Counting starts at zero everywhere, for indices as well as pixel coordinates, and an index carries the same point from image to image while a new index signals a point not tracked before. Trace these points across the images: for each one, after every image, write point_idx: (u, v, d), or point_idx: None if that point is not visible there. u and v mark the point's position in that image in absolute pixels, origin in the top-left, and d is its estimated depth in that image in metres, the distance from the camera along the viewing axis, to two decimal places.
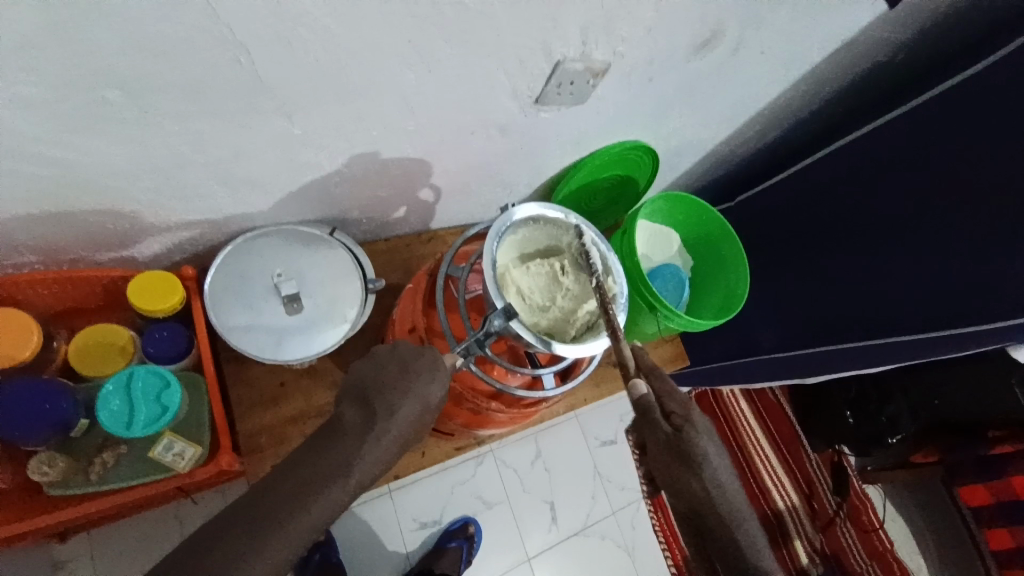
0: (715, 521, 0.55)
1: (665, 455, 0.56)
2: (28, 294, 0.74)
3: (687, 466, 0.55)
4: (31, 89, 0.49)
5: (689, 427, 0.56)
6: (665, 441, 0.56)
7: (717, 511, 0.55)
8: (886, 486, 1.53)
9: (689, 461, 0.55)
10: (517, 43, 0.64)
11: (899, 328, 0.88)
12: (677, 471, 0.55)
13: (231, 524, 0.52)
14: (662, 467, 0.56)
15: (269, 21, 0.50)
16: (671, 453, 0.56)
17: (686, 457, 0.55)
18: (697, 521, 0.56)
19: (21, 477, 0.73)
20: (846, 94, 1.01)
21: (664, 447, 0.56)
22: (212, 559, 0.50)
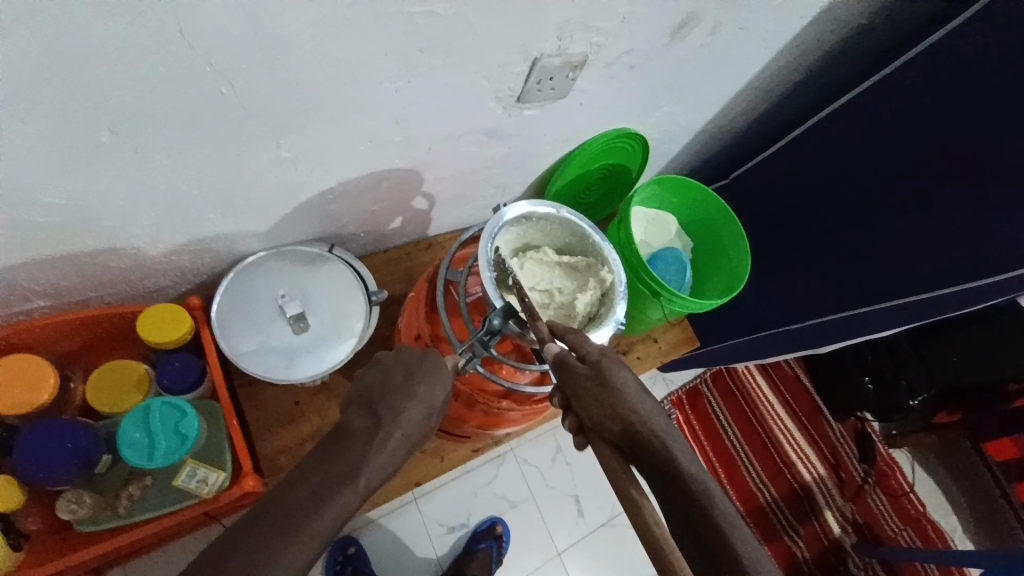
0: (646, 444, 0.54)
1: (593, 398, 0.55)
2: (41, 338, 0.76)
3: (611, 404, 0.55)
4: (23, 138, 0.50)
5: (603, 359, 0.57)
6: (587, 386, 0.56)
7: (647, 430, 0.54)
8: (914, 450, 1.50)
9: (608, 397, 0.55)
10: (494, 46, 0.64)
11: (907, 290, 0.87)
12: (603, 400, 0.55)
13: (243, 535, 0.51)
14: (596, 409, 0.55)
15: (250, 50, 0.51)
16: (593, 395, 0.56)
17: (608, 395, 0.55)
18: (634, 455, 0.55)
19: (50, 519, 0.75)
20: (832, 60, 1.00)
21: (586, 392, 0.56)
22: (231, 563, 0.49)
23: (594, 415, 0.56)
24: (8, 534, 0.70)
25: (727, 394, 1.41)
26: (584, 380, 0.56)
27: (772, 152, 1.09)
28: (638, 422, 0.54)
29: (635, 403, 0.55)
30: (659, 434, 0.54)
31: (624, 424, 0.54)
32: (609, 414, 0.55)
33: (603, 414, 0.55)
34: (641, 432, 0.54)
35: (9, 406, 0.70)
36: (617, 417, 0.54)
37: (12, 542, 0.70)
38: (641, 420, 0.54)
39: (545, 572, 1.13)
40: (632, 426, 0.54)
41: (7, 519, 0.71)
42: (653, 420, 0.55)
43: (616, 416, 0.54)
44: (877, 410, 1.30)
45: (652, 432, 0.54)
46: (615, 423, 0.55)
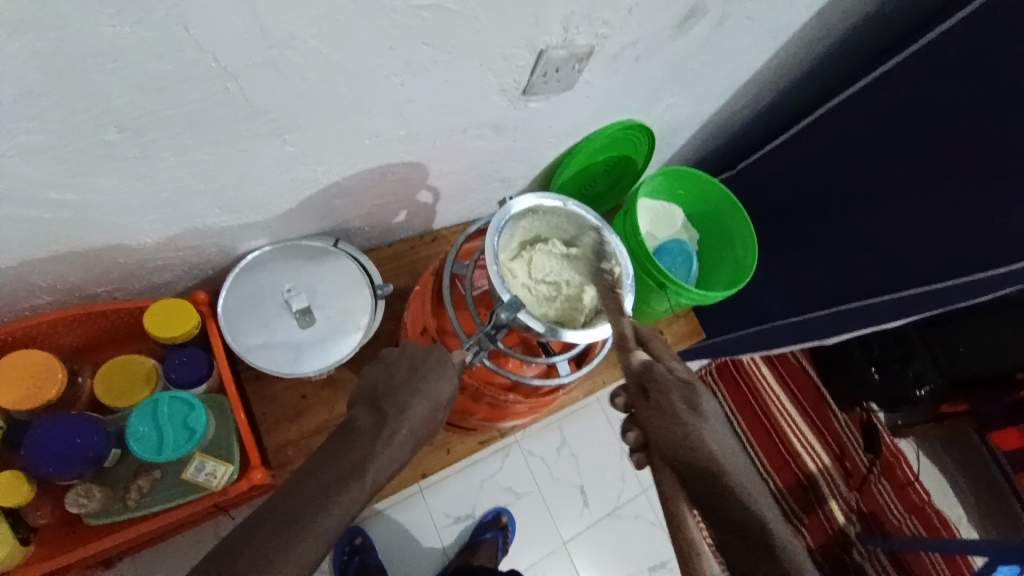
0: (721, 480, 0.57)
1: (674, 425, 0.58)
2: (49, 334, 0.76)
3: (691, 436, 0.57)
4: (28, 136, 0.50)
5: (692, 388, 0.59)
6: (672, 411, 0.58)
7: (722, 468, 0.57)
8: (918, 441, 1.50)
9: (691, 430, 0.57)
10: (499, 39, 0.63)
11: (915, 282, 0.87)
12: (686, 426, 0.57)
13: (253, 531, 0.52)
14: (676, 434, 0.58)
15: (254, 47, 0.51)
16: (677, 424, 0.57)
17: (692, 427, 0.57)
18: (702, 487, 0.58)
19: (60, 511, 0.76)
20: (841, 49, 0.99)
21: (670, 417, 0.58)
22: (242, 560, 0.50)
23: (671, 436, 0.58)
24: (17, 528, 0.71)
25: (732, 385, 1.41)
26: (670, 406, 0.58)
27: (779, 143, 1.08)
28: (713, 457, 0.57)
29: (714, 439, 0.58)
30: (731, 472, 0.58)
31: (702, 455, 0.57)
32: (687, 446, 0.57)
33: (683, 437, 0.57)
34: (715, 468, 0.57)
35: (17, 402, 0.71)
36: (694, 450, 0.57)
37: (19, 535, 0.71)
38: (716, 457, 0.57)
39: (550, 561, 1.14)
40: (708, 459, 0.57)
41: (16, 514, 0.72)
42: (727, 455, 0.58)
43: (693, 447, 0.57)
44: (885, 400, 1.30)
45: (727, 468, 0.57)
46: (693, 450, 0.57)
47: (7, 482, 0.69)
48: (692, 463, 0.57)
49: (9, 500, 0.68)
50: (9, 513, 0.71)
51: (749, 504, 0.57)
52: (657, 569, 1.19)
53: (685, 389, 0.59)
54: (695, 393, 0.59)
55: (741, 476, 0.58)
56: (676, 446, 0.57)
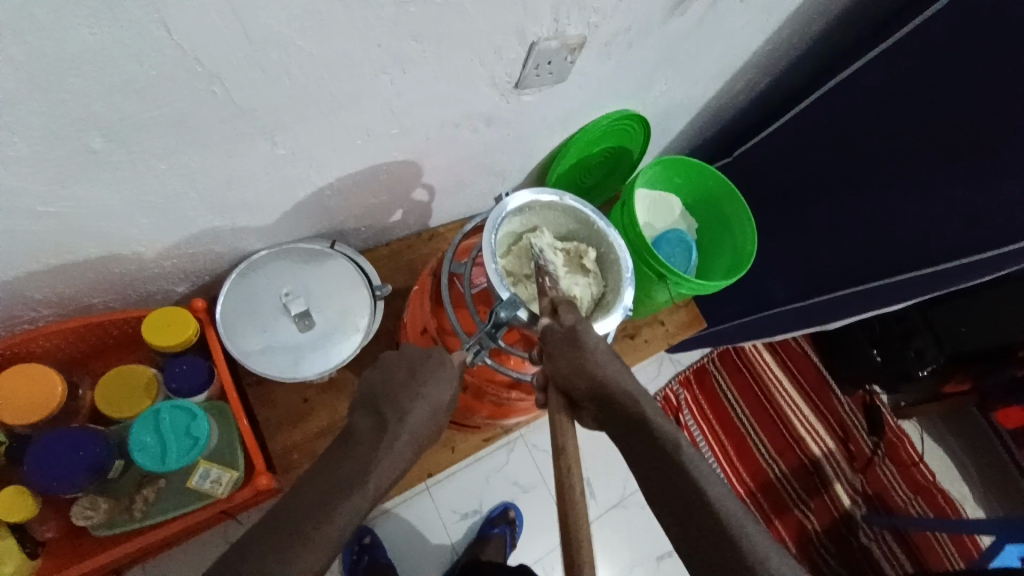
0: (617, 405, 0.62)
1: (567, 364, 0.61)
2: (47, 346, 0.75)
3: (585, 372, 0.61)
4: (11, 145, 0.49)
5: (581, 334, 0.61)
6: (563, 355, 0.61)
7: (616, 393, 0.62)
8: (922, 421, 1.50)
9: (580, 365, 0.61)
10: (488, 30, 0.62)
11: (916, 263, 0.86)
12: (575, 364, 0.61)
13: (257, 539, 0.52)
14: (570, 374, 0.62)
15: (236, 45, 0.50)
16: (567, 363, 0.61)
17: (582, 364, 0.61)
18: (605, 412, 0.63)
19: (66, 524, 0.76)
20: (835, 28, 0.97)
21: (563, 360, 0.61)
22: (248, 568, 0.50)
23: (565, 376, 0.62)
24: (24, 543, 0.72)
25: (735, 370, 1.41)
26: (565, 352, 0.61)
27: (775, 128, 1.07)
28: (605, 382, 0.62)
29: (603, 368, 0.61)
30: (626, 396, 0.62)
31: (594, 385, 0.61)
32: (579, 378, 0.61)
33: (575, 374, 0.61)
34: (607, 391, 0.62)
35: (16, 416, 0.70)
36: (586, 380, 0.62)
37: (26, 550, 0.71)
38: (607, 381, 0.62)
39: (558, 553, 1.14)
40: (600, 386, 0.62)
41: (22, 528, 0.72)
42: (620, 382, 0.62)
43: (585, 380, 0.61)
44: (887, 380, 1.30)
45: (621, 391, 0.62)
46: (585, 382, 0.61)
47: (13, 496, 0.69)
48: (585, 389, 0.62)
49: (14, 514, 0.68)
50: (14, 529, 0.71)
51: (642, 414, 0.61)
52: (666, 557, 1.20)
53: (576, 335, 0.61)
54: (582, 334, 0.61)
55: (636, 397, 0.62)
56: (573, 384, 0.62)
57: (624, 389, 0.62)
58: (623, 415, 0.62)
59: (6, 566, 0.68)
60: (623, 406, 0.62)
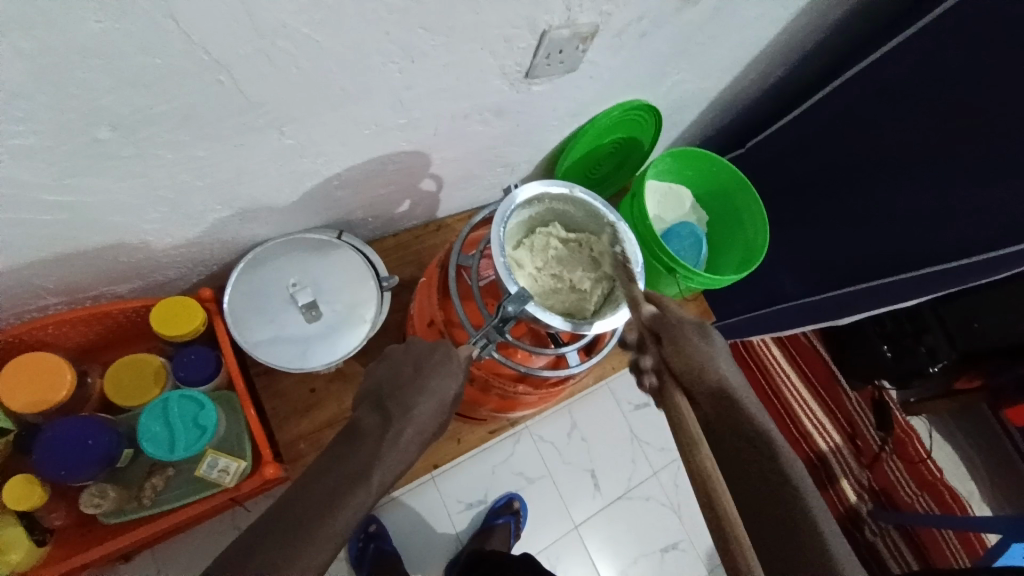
0: (734, 411, 0.59)
1: (689, 356, 0.59)
2: (55, 335, 0.76)
3: (708, 369, 0.59)
4: (21, 139, 0.49)
5: (702, 329, 0.62)
6: (686, 343, 0.60)
7: (733, 397, 0.59)
8: (931, 417, 1.49)
9: (704, 361, 0.59)
10: (499, 19, 0.61)
11: (931, 260, 0.85)
12: (698, 353, 0.59)
13: (266, 534, 0.52)
14: (690, 364, 0.59)
15: (243, 37, 0.49)
16: (689, 358, 0.59)
17: (705, 356, 0.60)
18: (716, 418, 0.60)
19: (75, 513, 0.77)
20: (855, 17, 0.95)
21: (688, 349, 0.59)
22: (255, 562, 0.51)
23: (685, 363, 0.59)
24: (33, 530, 0.72)
25: (742, 365, 1.40)
26: (688, 343, 0.60)
27: (789, 120, 1.05)
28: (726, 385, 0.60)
29: (723, 371, 0.60)
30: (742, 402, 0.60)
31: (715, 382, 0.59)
32: (701, 374, 0.59)
33: (698, 364, 0.59)
34: (731, 395, 0.59)
35: (25, 406, 0.71)
36: (707, 378, 0.59)
37: (36, 537, 0.71)
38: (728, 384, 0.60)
39: (563, 544, 1.15)
40: (722, 386, 0.59)
41: (32, 516, 0.72)
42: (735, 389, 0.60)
43: (706, 374, 0.59)
44: (896, 376, 1.28)
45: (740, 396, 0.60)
46: (706, 375, 0.59)
47: (21, 485, 0.69)
48: (704, 389, 0.59)
49: (23, 504, 0.69)
50: (24, 516, 0.71)
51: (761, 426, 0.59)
52: (670, 550, 1.20)
53: (697, 329, 0.61)
54: (707, 332, 0.62)
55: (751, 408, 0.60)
56: (694, 374, 0.59)
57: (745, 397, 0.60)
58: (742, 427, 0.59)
59: (15, 553, 0.69)
60: (744, 414, 0.59)
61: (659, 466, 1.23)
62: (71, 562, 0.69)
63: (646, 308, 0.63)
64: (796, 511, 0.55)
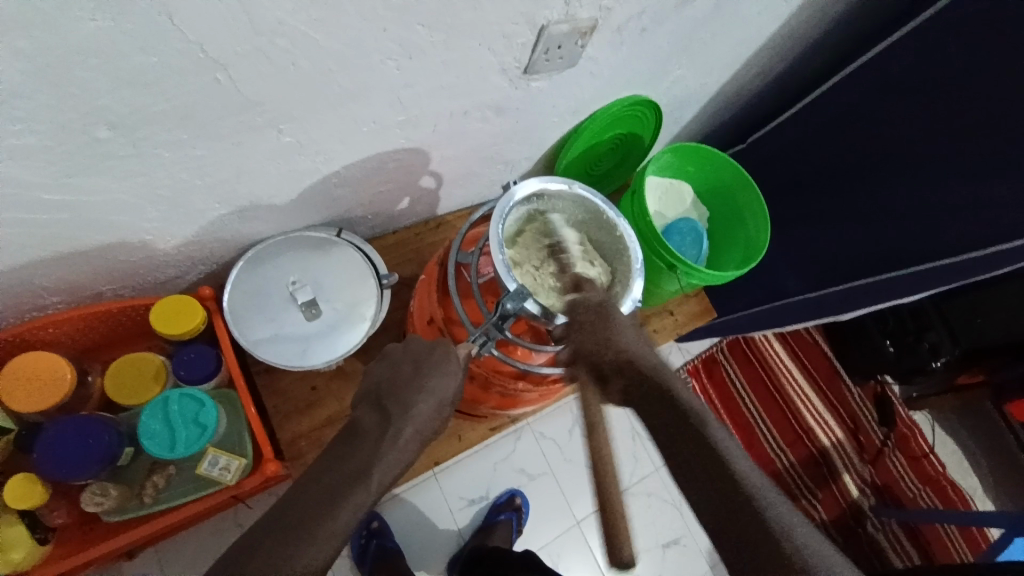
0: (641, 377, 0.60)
1: (593, 332, 0.63)
2: (56, 334, 0.76)
3: (613, 340, 0.62)
4: (21, 138, 0.49)
5: (607, 308, 0.66)
6: (592, 322, 0.64)
7: (639, 363, 0.61)
8: (934, 413, 1.48)
9: (608, 335, 0.63)
10: (497, 15, 0.60)
11: (935, 256, 0.84)
12: (603, 327, 0.63)
13: (266, 533, 0.52)
14: (597, 338, 0.63)
15: (241, 36, 0.49)
16: (595, 335, 0.63)
17: (609, 330, 0.63)
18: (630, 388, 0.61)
19: (77, 512, 0.77)
20: (857, 11, 0.94)
21: (592, 325, 0.64)
22: (253, 564, 0.50)
23: (591, 339, 0.63)
24: (36, 529, 0.72)
25: (745, 361, 1.40)
26: (591, 320, 0.64)
27: (791, 115, 1.04)
28: (634, 353, 0.62)
29: (633, 341, 0.62)
30: (649, 366, 0.61)
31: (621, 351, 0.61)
32: (605, 348, 0.62)
33: (602, 338, 0.63)
34: (637, 363, 0.61)
35: (26, 405, 0.71)
36: (612, 349, 0.62)
37: (37, 536, 0.72)
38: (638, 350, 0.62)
39: (565, 540, 1.15)
40: (626, 355, 0.61)
41: (33, 514, 0.72)
42: (644, 355, 0.62)
43: (611, 347, 0.62)
44: (899, 372, 1.28)
45: (647, 363, 0.61)
46: (611, 347, 0.62)
47: (23, 484, 0.69)
48: (611, 362, 0.62)
49: (25, 502, 0.69)
50: (25, 515, 0.71)
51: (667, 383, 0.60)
52: (672, 545, 1.20)
53: (603, 308, 0.66)
54: (611, 311, 0.65)
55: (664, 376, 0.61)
56: (600, 347, 0.62)
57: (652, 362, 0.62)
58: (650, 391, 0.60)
59: (18, 552, 0.69)
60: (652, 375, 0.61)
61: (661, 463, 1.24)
62: (72, 561, 0.70)
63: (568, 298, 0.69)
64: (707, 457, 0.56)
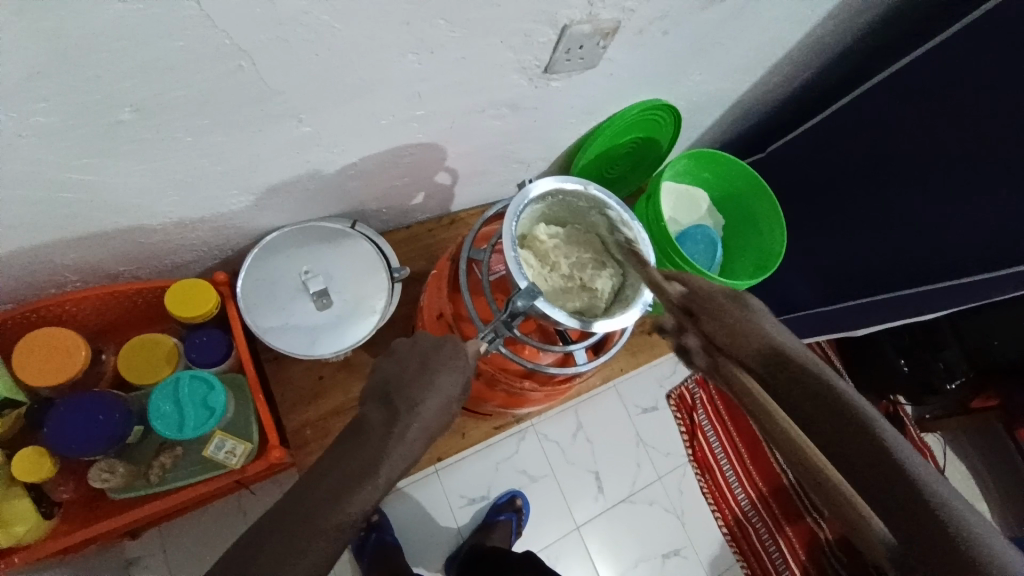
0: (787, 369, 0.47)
1: (722, 323, 0.52)
2: (72, 313, 0.77)
3: (738, 321, 0.52)
4: (43, 117, 0.50)
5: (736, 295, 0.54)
6: (715, 310, 0.54)
7: (783, 352, 0.48)
8: (945, 435, 1.46)
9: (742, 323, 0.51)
10: (519, 14, 0.61)
11: (953, 274, 0.82)
12: (728, 312, 0.53)
13: (273, 530, 0.52)
14: (720, 328, 0.52)
15: (264, 24, 0.49)
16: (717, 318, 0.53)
17: (736, 316, 0.52)
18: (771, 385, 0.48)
19: (82, 489, 0.79)
20: (883, 22, 0.93)
21: (716, 315, 0.53)
22: (261, 558, 0.51)
23: (716, 326, 0.53)
24: (41, 503, 0.73)
25: None
26: (713, 310, 0.54)
27: (810, 126, 1.03)
28: (775, 341, 0.49)
29: (775, 328, 0.51)
30: (795, 352, 0.48)
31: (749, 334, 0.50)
32: (739, 334, 0.51)
33: (728, 325, 0.52)
34: (785, 351, 0.48)
35: (39, 379, 0.72)
36: (743, 339, 0.50)
37: (41, 510, 0.72)
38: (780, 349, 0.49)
39: (564, 544, 1.14)
40: (768, 343, 0.49)
41: (40, 489, 0.74)
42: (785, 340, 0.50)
43: (738, 332, 0.51)
44: (912, 392, 1.26)
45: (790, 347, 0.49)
46: (735, 332, 0.51)
47: (31, 458, 0.70)
48: (748, 348, 0.50)
49: (33, 476, 0.70)
50: (31, 488, 0.72)
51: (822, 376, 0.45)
52: (672, 557, 1.19)
53: (731, 296, 0.54)
54: (745, 298, 0.54)
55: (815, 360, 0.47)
56: (728, 337, 0.51)
57: (805, 353, 0.48)
58: (804, 387, 0.45)
59: (21, 526, 0.69)
60: (819, 381, 0.45)
61: (664, 473, 1.23)
62: (71, 538, 0.69)
63: (673, 290, 0.60)
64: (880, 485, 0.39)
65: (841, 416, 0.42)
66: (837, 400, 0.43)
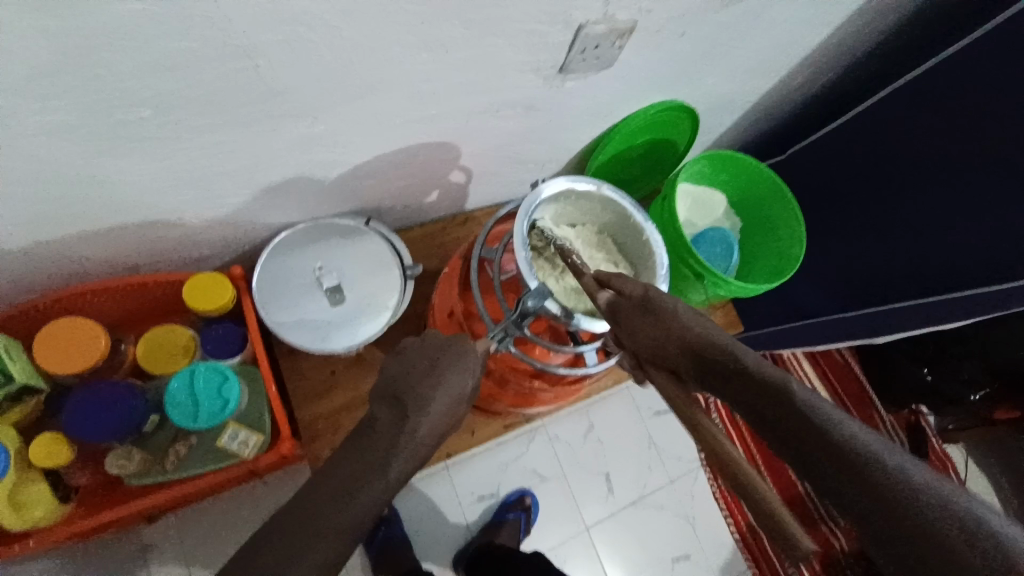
0: (714, 366, 0.46)
1: (639, 325, 0.53)
2: (94, 303, 0.80)
3: (652, 319, 0.52)
4: (64, 113, 0.51)
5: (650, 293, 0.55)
6: (629, 313, 0.54)
7: (707, 347, 0.47)
8: (968, 447, 1.41)
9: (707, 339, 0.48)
10: (534, 13, 0.60)
11: (978, 283, 0.80)
12: (643, 313, 0.53)
13: (280, 530, 0.53)
14: (635, 333, 0.53)
15: (279, 23, 0.50)
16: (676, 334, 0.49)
17: (648, 314, 0.53)
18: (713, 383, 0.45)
19: (100, 474, 0.80)
20: (911, 22, 0.90)
21: (633, 316, 0.54)
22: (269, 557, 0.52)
23: (635, 329, 0.53)
24: (58, 487, 0.76)
25: None
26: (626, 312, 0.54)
27: (833, 128, 1.01)
28: (690, 330, 0.49)
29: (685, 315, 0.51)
30: (719, 344, 0.47)
31: (656, 329, 0.51)
32: (656, 334, 0.51)
33: (644, 328, 0.52)
34: (707, 347, 0.47)
35: (61, 366, 0.75)
36: (656, 334, 0.51)
37: (59, 495, 0.75)
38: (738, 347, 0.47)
39: (572, 545, 1.14)
40: (685, 338, 0.49)
41: (56, 473, 0.76)
42: (702, 326, 0.49)
43: (653, 328, 0.51)
44: (933, 402, 1.23)
45: (708, 337, 0.48)
46: (651, 333, 0.51)
47: (49, 443, 0.72)
48: (669, 348, 0.49)
49: (49, 461, 0.72)
50: (48, 474, 0.75)
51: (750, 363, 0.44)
52: (681, 561, 1.18)
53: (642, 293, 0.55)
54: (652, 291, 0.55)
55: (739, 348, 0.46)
56: (644, 339, 0.51)
57: (723, 343, 0.47)
58: (738, 381, 0.44)
59: (37, 510, 0.72)
60: (758, 377, 0.43)
61: (676, 476, 1.22)
62: (84, 523, 0.72)
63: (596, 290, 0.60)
64: (816, 450, 0.38)
65: (785, 402, 0.41)
66: (786, 394, 0.41)
